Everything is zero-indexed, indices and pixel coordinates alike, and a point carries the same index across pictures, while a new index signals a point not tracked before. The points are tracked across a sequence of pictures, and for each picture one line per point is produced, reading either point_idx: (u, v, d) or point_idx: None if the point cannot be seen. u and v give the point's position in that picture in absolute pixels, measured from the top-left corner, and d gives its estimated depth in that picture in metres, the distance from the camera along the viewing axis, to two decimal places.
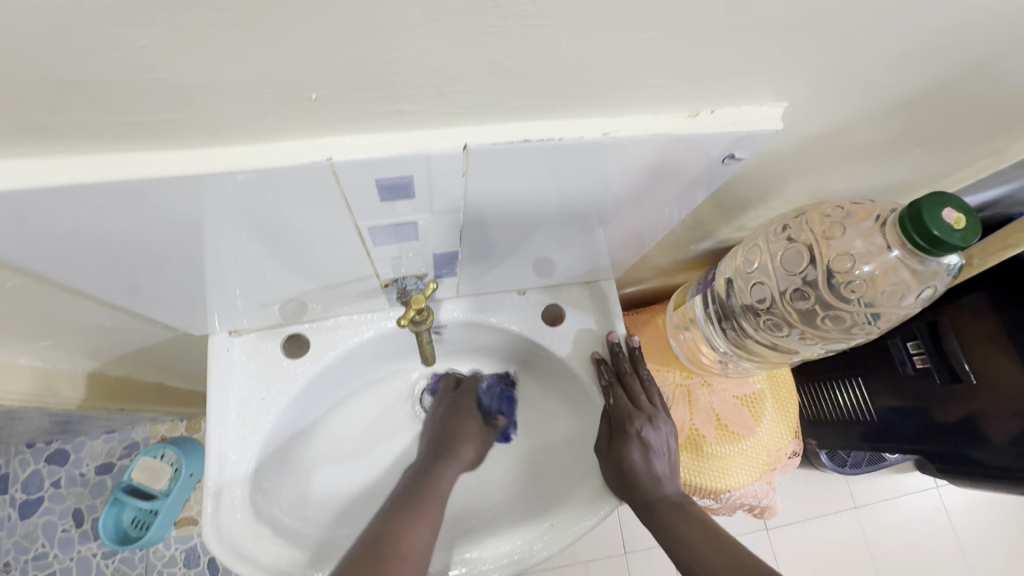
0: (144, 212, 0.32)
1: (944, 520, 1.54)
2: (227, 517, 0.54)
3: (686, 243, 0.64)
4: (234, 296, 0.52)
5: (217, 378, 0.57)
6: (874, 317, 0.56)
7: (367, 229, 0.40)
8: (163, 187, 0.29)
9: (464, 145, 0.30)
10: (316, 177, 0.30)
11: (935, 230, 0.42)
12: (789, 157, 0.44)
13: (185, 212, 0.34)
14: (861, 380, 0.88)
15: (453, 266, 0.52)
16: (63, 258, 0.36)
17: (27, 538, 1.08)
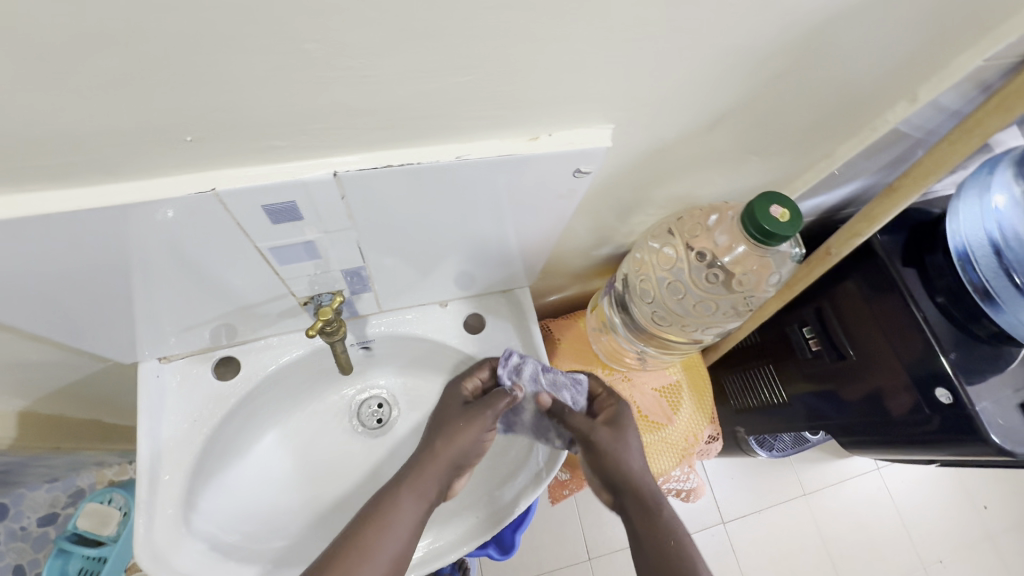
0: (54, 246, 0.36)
1: (887, 500, 1.64)
2: (160, 534, 0.56)
3: (588, 250, 0.71)
4: (159, 324, 0.55)
5: (148, 403, 0.60)
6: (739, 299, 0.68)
7: (268, 249, 0.45)
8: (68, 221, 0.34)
9: (334, 172, 0.36)
10: (207, 205, 0.35)
11: (764, 224, 0.50)
12: (641, 168, 0.51)
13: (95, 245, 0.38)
14: (773, 368, 0.96)
15: (364, 281, 0.58)
16: None
17: None
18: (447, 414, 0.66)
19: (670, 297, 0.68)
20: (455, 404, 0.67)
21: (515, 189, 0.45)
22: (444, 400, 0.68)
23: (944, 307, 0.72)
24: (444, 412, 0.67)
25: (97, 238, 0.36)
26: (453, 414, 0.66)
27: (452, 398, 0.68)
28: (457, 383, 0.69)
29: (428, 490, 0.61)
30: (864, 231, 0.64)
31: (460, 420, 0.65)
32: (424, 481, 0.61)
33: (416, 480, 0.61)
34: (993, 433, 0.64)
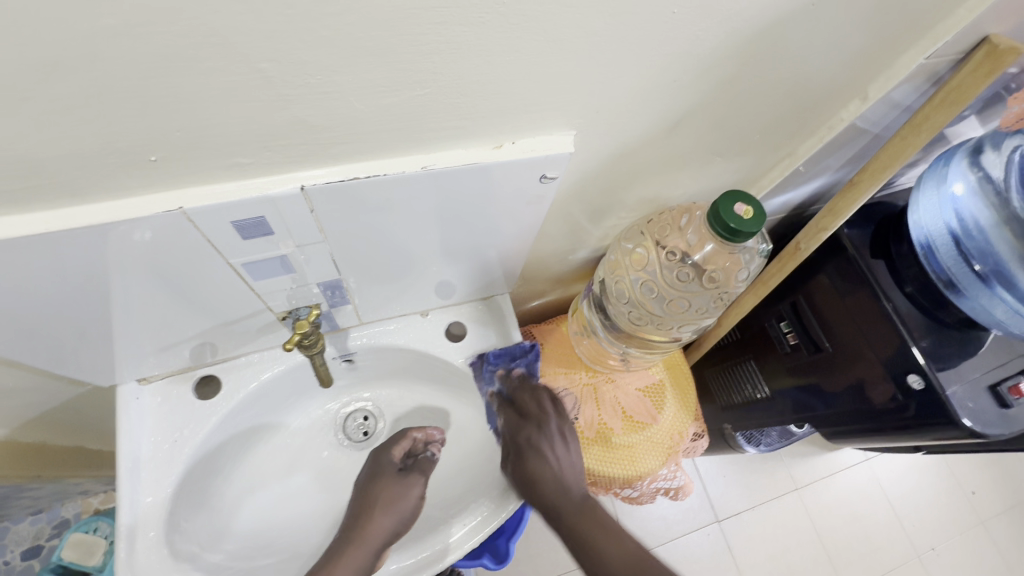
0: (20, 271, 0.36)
1: (878, 491, 1.66)
2: (142, 558, 0.56)
3: (564, 255, 0.73)
4: (136, 346, 0.55)
5: (127, 426, 0.60)
6: (715, 295, 0.70)
7: (241, 265, 0.45)
8: (32, 246, 0.34)
9: (301, 186, 0.37)
10: (175, 223, 0.36)
11: (729, 221, 0.52)
12: (607, 172, 0.53)
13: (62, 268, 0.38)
14: (755, 363, 0.98)
15: (341, 294, 0.58)
16: None
17: None
18: (380, 482, 0.65)
19: (643, 297, 0.70)
20: (387, 472, 0.66)
21: (482, 196, 0.46)
22: (376, 465, 0.67)
23: (913, 296, 0.74)
24: (373, 480, 0.66)
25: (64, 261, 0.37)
26: (385, 484, 0.65)
27: (382, 465, 0.67)
28: (389, 448, 0.68)
29: (363, 564, 0.59)
30: (830, 225, 0.66)
31: (391, 489, 0.64)
32: (355, 555, 0.59)
33: (349, 555, 0.59)
34: (964, 416, 0.66)
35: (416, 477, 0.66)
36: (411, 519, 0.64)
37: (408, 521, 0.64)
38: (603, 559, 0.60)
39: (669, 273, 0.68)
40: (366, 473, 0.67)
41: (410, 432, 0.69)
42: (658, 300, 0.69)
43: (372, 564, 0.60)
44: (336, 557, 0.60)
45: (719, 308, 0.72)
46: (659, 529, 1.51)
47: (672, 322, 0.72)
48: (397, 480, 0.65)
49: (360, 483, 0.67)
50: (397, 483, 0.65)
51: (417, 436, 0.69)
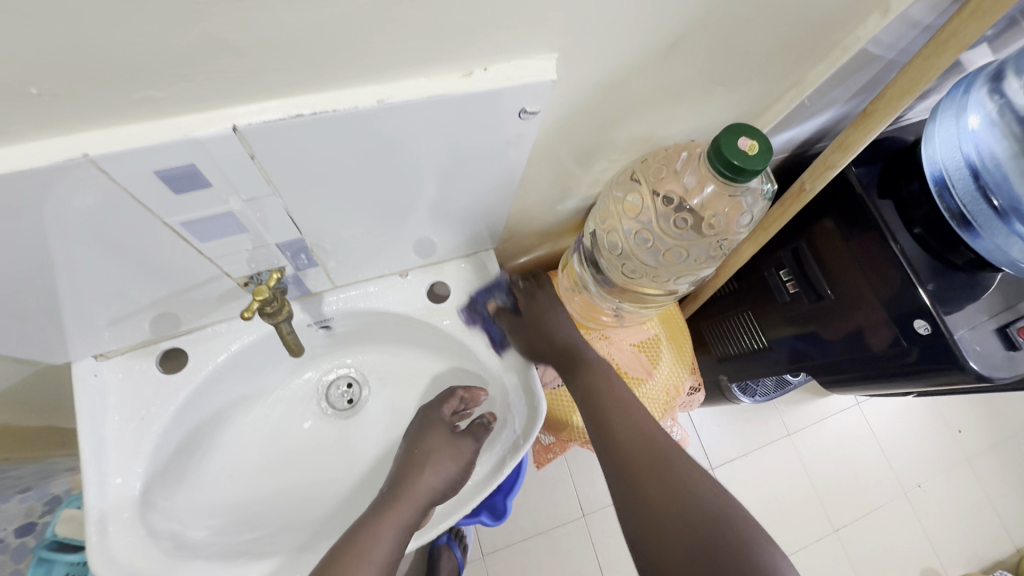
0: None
1: (868, 432, 1.69)
2: (118, 541, 0.53)
3: (552, 206, 0.67)
4: (85, 321, 0.50)
5: (85, 404, 0.55)
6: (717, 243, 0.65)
7: (183, 225, 0.39)
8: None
9: (233, 127, 0.31)
10: (84, 175, 0.30)
11: (732, 159, 0.46)
12: (596, 106, 0.47)
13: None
14: (751, 313, 0.95)
15: (308, 254, 0.53)
16: None
17: None
18: (431, 438, 0.64)
19: (637, 248, 0.65)
20: (437, 430, 0.65)
21: (453, 135, 0.40)
22: (425, 423, 0.66)
23: (921, 238, 0.70)
24: (423, 437, 0.65)
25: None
26: (435, 440, 0.64)
27: (432, 422, 0.66)
28: (438, 407, 0.67)
29: (409, 520, 0.58)
30: (838, 162, 0.61)
31: (441, 447, 0.63)
32: (403, 510, 0.58)
33: (396, 510, 0.58)
34: (971, 360, 0.63)
35: (466, 440, 0.65)
36: (456, 480, 0.63)
37: (454, 484, 0.63)
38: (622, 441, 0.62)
39: (665, 222, 0.63)
40: (416, 430, 0.66)
41: (457, 392, 0.68)
42: (654, 252, 0.65)
43: (417, 519, 0.59)
44: (382, 512, 0.58)
45: (718, 257, 0.68)
46: None
47: (669, 275, 0.68)
48: (446, 436, 0.65)
49: (407, 440, 0.66)
50: (448, 441, 0.64)
51: (465, 396, 0.68)
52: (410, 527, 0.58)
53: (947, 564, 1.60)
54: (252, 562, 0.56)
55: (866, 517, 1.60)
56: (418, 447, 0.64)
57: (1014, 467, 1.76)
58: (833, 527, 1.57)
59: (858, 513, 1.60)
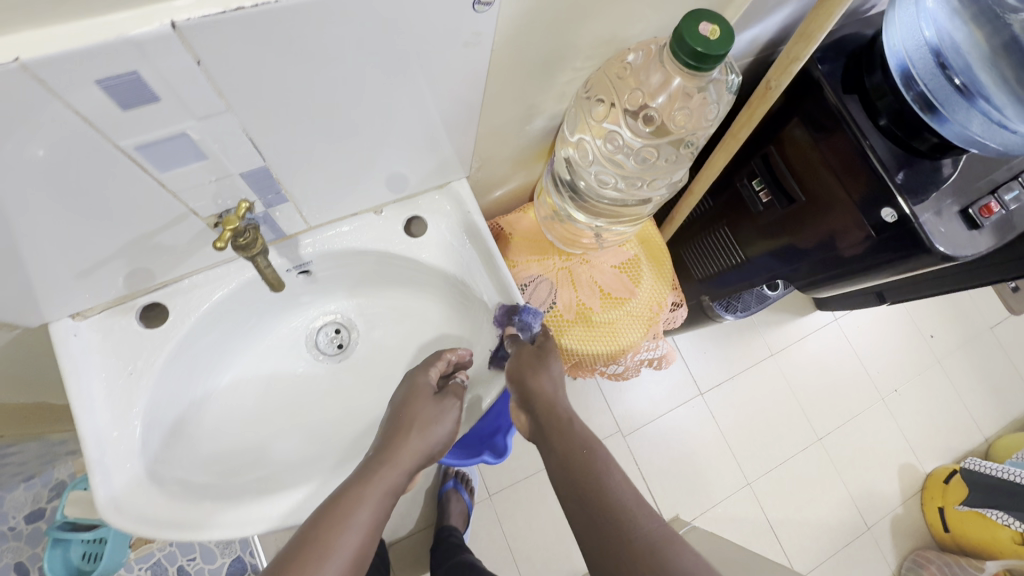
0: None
1: (846, 346, 1.76)
2: (122, 489, 0.54)
3: (520, 129, 0.66)
4: (53, 277, 0.49)
5: (68, 364, 0.55)
6: (686, 142, 0.65)
7: (137, 150, 0.38)
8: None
9: (171, 23, 0.29)
10: (21, 86, 0.29)
11: (697, 46, 0.46)
12: (550, 5, 0.45)
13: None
14: (728, 229, 0.97)
15: (275, 189, 0.52)
16: None
17: None
18: (416, 401, 0.61)
19: (608, 156, 0.66)
20: (423, 393, 0.62)
21: (407, 34, 0.39)
22: (411, 388, 0.63)
23: (888, 129, 0.71)
24: (410, 399, 0.62)
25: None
26: (420, 403, 0.61)
27: (417, 386, 0.63)
28: (424, 369, 0.64)
29: (395, 484, 0.56)
30: (802, 53, 0.61)
31: (428, 409, 0.61)
32: (389, 474, 0.56)
33: (382, 473, 0.55)
34: (937, 242, 0.65)
35: (451, 399, 0.63)
36: (444, 441, 0.62)
37: (442, 444, 0.61)
38: None
39: (632, 126, 0.64)
40: (402, 394, 0.63)
41: (444, 355, 0.66)
42: (624, 158, 0.66)
43: (404, 482, 0.57)
44: (366, 476, 0.55)
45: (689, 157, 0.68)
46: (647, 408, 1.59)
47: (642, 181, 0.69)
48: (433, 400, 0.62)
49: (392, 408, 0.63)
50: (434, 405, 0.62)
51: (451, 358, 0.66)
52: (396, 492, 0.56)
53: (923, 460, 1.71)
54: (259, 497, 0.58)
55: (847, 423, 1.69)
56: (404, 411, 0.61)
57: (983, 365, 1.86)
58: (817, 435, 1.66)
59: (840, 421, 1.69)
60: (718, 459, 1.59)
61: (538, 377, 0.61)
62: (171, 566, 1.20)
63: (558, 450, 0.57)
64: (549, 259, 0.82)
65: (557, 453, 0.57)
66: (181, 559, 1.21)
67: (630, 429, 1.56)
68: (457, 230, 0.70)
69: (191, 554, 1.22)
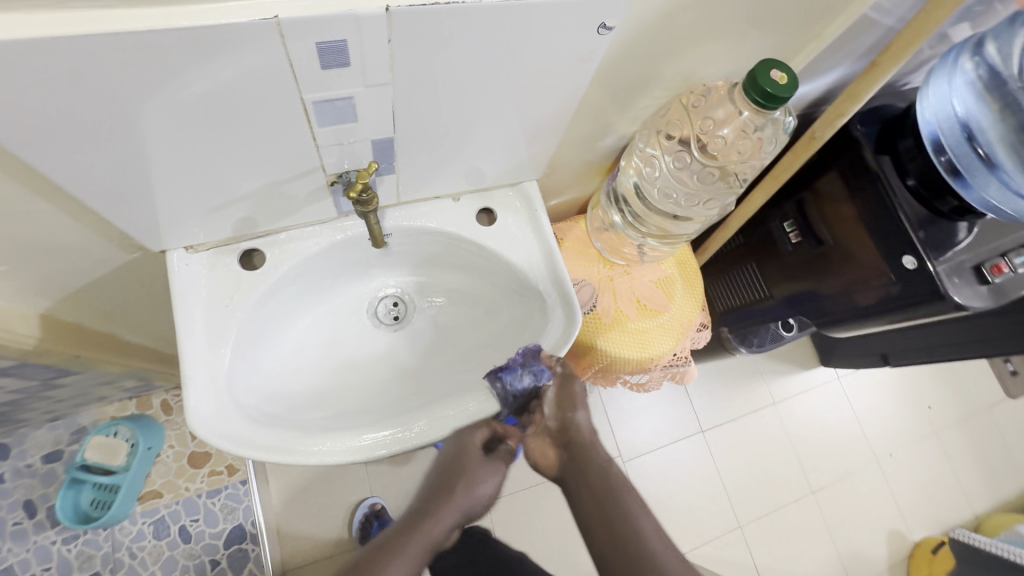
0: (55, 90, 0.37)
1: (847, 406, 1.81)
2: (203, 403, 0.59)
3: (592, 144, 0.75)
4: (192, 206, 0.57)
5: (180, 287, 0.62)
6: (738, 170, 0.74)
7: (312, 104, 0.46)
8: (57, 55, 0.35)
9: (386, 7, 0.38)
10: (265, 35, 0.38)
11: (765, 87, 0.55)
12: (650, 37, 0.55)
13: (121, 94, 0.40)
14: (755, 265, 1.05)
15: (391, 159, 0.59)
16: (53, 140, 0.42)
17: None
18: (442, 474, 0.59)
19: (670, 170, 0.75)
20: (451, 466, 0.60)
21: (540, 43, 0.48)
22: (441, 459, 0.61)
23: (915, 189, 0.79)
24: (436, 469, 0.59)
25: (90, 77, 0.37)
26: None
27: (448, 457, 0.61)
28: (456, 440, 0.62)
29: None
30: (847, 110, 0.70)
31: None
32: None
33: None
34: (952, 293, 0.73)
35: None
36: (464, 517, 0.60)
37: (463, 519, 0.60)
38: (586, 495, 0.69)
39: (698, 148, 0.72)
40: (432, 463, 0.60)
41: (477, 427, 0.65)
42: (685, 174, 0.75)
43: None
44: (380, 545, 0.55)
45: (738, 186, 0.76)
46: (648, 438, 1.63)
47: (696, 199, 0.77)
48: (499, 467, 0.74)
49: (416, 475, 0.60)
50: None
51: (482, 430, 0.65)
52: None
53: (912, 528, 1.73)
54: (314, 433, 0.63)
55: (840, 481, 1.72)
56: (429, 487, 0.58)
57: (977, 444, 1.89)
58: (811, 488, 1.69)
59: (833, 478, 1.72)
60: (711, 498, 1.61)
61: (575, 411, 0.72)
62: (147, 541, 1.16)
63: (595, 492, 0.69)
64: (594, 265, 0.90)
65: (591, 490, 0.69)
66: (183, 519, 1.19)
67: (630, 456, 1.60)
68: (521, 224, 0.77)
69: (194, 515, 1.19)
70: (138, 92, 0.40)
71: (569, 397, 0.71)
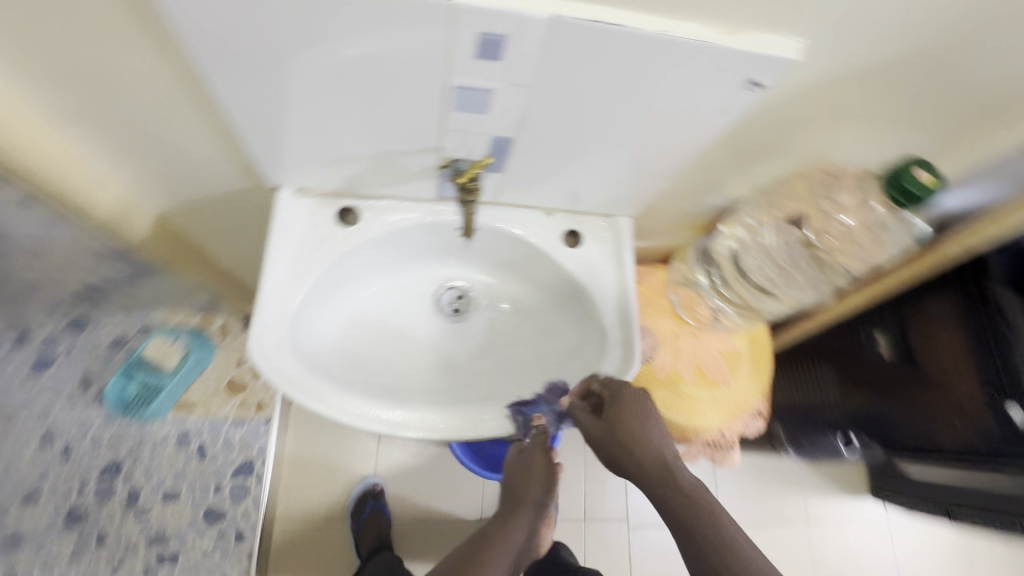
0: (249, 20, 0.42)
1: (892, 556, 1.61)
2: (267, 333, 0.63)
3: (697, 199, 0.73)
4: (315, 155, 0.61)
5: (279, 222, 0.67)
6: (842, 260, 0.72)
7: (455, 89, 0.49)
8: None
9: (554, 15, 0.40)
10: (438, 14, 0.40)
11: (906, 183, 0.52)
12: (794, 106, 0.53)
13: (297, 37, 0.44)
14: (830, 368, 0.97)
15: (503, 159, 0.60)
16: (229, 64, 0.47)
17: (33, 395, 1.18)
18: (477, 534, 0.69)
19: (774, 245, 0.72)
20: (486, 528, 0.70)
21: (683, 85, 0.48)
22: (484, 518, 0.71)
23: None
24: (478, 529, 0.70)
25: (269, 14, 0.41)
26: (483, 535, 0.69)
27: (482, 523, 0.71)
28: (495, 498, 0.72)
29: None
30: (993, 237, 0.61)
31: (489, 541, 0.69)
32: None
33: None
34: None
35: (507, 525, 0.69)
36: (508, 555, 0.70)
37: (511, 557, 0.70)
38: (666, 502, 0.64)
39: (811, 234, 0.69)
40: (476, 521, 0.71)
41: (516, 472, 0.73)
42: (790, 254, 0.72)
43: None
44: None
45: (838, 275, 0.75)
46: None
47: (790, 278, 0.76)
48: (546, 476, 0.70)
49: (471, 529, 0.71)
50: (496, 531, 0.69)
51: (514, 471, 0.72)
52: None
53: None
54: (353, 394, 0.64)
55: None
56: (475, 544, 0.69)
57: None
58: None
59: None
60: None
61: (630, 418, 0.64)
62: (168, 446, 1.21)
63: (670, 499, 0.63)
64: (664, 317, 0.87)
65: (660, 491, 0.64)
66: (206, 438, 1.23)
67: None
68: (604, 256, 0.76)
69: (215, 437, 1.23)
70: (311, 39, 0.44)
71: (625, 408, 0.64)
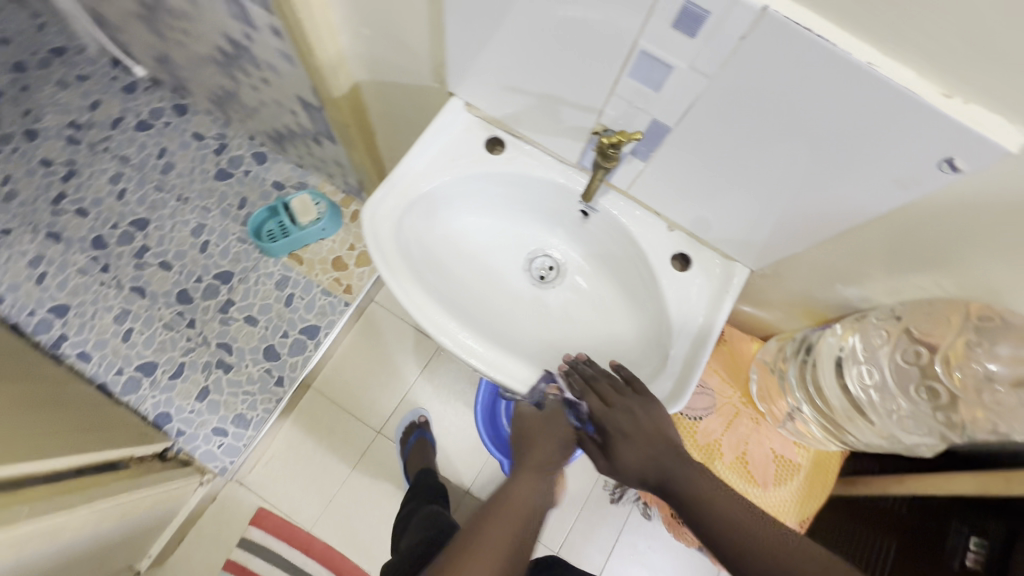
0: None
1: None
2: (383, 204, 0.71)
3: (827, 284, 0.67)
4: (493, 77, 0.67)
5: (439, 123, 0.75)
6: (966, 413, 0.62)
7: (639, 54, 0.51)
8: None
9: (765, 7, 0.41)
10: None
11: None
12: (982, 213, 0.47)
13: None
14: (895, 546, 0.80)
15: (653, 148, 0.61)
16: None
17: (208, 192, 1.43)
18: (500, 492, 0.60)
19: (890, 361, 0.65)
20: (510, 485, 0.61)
21: (866, 135, 0.45)
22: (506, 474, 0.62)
23: None
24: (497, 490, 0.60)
25: None
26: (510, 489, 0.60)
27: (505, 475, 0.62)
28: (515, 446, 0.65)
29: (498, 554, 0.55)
30: None
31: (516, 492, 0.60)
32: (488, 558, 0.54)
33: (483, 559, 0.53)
34: None
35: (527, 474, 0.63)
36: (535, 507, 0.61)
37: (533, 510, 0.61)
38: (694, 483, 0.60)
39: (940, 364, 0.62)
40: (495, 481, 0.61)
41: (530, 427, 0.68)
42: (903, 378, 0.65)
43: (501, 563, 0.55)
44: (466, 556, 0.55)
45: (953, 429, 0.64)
46: None
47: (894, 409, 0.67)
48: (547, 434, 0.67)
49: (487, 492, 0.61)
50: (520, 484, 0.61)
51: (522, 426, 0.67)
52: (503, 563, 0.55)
53: None
54: (421, 289, 0.69)
55: None
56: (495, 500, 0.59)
57: None
58: None
59: None
60: None
61: (639, 407, 0.64)
62: (271, 281, 1.38)
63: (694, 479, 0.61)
64: (732, 390, 0.85)
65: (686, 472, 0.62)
66: (298, 290, 1.38)
67: None
68: (705, 292, 0.72)
69: (304, 295, 1.38)
70: None
71: (636, 403, 0.64)
